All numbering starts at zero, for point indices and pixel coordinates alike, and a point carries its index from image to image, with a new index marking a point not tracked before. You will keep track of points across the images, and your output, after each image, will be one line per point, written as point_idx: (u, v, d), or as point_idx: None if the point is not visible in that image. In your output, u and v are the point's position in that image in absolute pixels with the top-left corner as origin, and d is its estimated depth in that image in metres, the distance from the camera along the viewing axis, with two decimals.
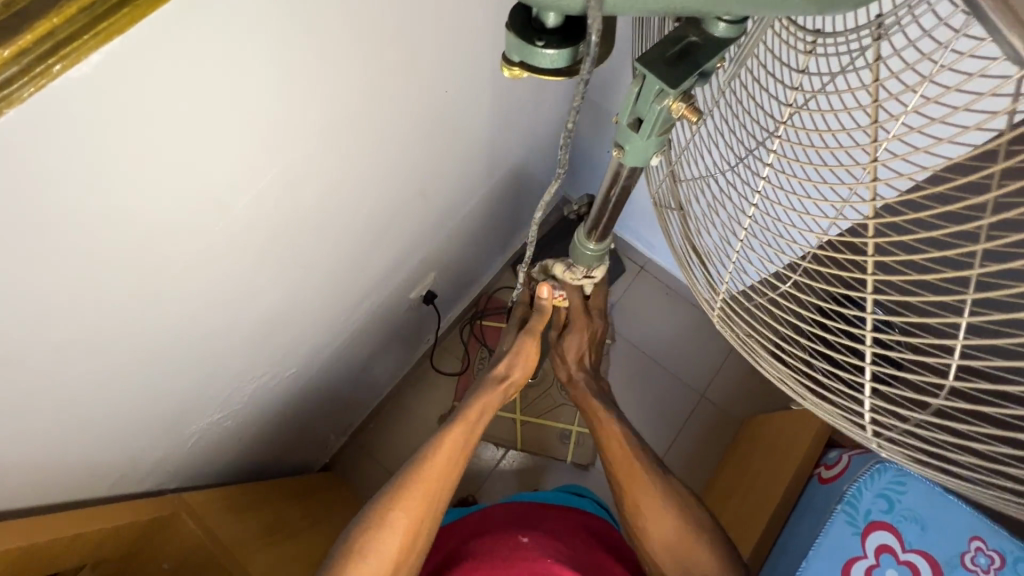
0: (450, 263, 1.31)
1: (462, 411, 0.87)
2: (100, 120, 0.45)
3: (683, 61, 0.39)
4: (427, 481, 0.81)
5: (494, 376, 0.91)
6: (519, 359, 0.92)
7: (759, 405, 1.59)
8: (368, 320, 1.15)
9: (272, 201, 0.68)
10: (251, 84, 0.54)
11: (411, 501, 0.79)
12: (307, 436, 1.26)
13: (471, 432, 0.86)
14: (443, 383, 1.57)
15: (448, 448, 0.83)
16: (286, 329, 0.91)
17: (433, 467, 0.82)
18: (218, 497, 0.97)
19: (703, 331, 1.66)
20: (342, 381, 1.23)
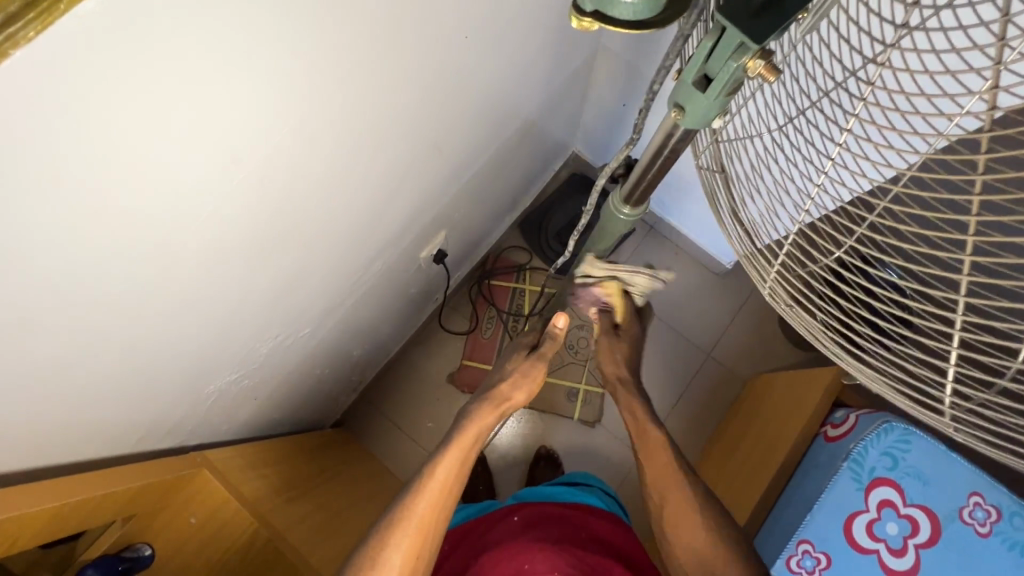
0: (461, 222, 1.29)
1: (455, 437, 0.90)
2: (116, 77, 0.42)
3: (768, 13, 0.37)
4: (425, 516, 0.84)
5: (491, 398, 0.95)
6: (525, 381, 0.98)
7: (764, 364, 1.62)
8: (379, 281, 1.13)
9: (285, 158, 0.65)
10: (267, 36, 0.51)
11: (408, 538, 0.82)
12: (320, 395, 1.27)
13: (466, 457, 0.89)
14: (451, 342, 1.58)
15: (442, 482, 0.86)
16: (298, 291, 0.89)
17: (427, 503, 0.85)
18: (243, 454, 0.99)
19: (710, 292, 1.67)
20: (353, 342, 1.23)
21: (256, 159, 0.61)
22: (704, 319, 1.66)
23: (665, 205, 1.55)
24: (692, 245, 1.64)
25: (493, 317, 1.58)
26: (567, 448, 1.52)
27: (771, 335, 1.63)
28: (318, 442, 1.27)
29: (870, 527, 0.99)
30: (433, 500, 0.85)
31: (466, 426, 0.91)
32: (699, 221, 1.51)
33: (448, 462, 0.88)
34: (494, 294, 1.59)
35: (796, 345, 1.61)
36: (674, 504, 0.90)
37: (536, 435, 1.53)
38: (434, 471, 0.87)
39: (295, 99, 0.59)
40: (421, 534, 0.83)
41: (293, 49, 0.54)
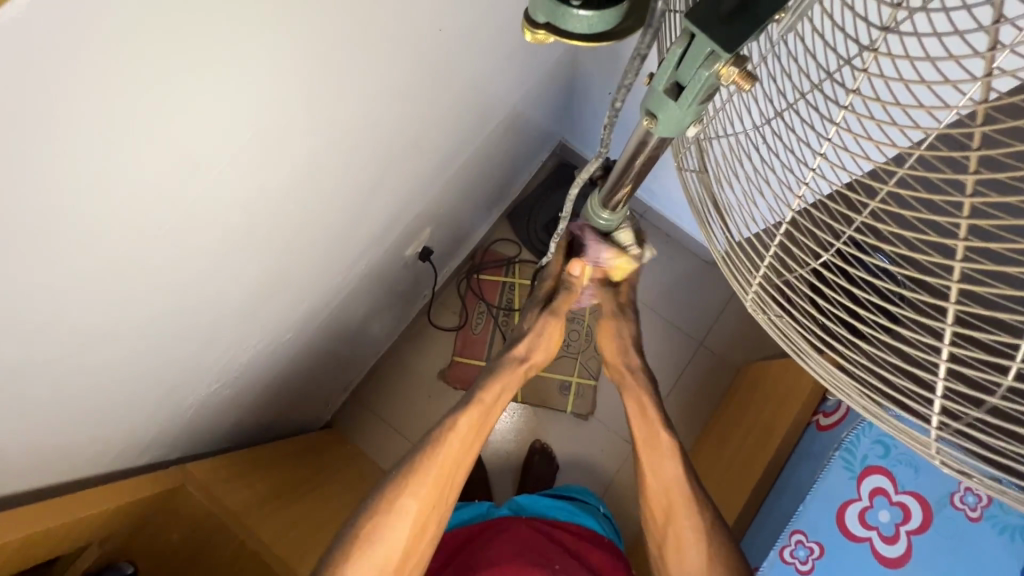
0: (446, 219, 1.26)
1: (477, 394, 0.92)
2: (50, 112, 0.39)
3: (740, 18, 0.34)
4: (445, 470, 0.91)
5: (513, 357, 0.94)
6: (543, 337, 0.94)
7: (756, 351, 1.61)
8: (364, 283, 1.11)
9: (250, 172, 0.62)
10: (214, 56, 0.47)
11: (428, 489, 0.90)
12: (307, 398, 1.26)
13: (487, 414, 0.93)
14: (442, 338, 1.56)
15: (463, 437, 0.91)
16: (278, 299, 0.87)
17: (449, 455, 0.91)
18: (230, 461, 0.99)
19: (702, 280, 1.65)
20: (340, 345, 1.22)
21: (219, 177, 0.59)
22: (697, 308, 1.65)
23: (654, 194, 1.53)
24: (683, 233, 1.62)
25: (483, 312, 1.56)
26: (561, 441, 1.52)
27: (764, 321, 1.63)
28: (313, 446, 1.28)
29: (861, 515, 0.99)
30: (458, 449, 0.91)
31: (489, 381, 0.93)
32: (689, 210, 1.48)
33: (471, 418, 0.92)
34: (483, 288, 1.57)
35: None
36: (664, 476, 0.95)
37: (530, 429, 1.53)
38: (456, 425, 0.91)
39: (255, 115, 0.56)
40: (435, 487, 0.91)
41: (247, 64, 0.51)
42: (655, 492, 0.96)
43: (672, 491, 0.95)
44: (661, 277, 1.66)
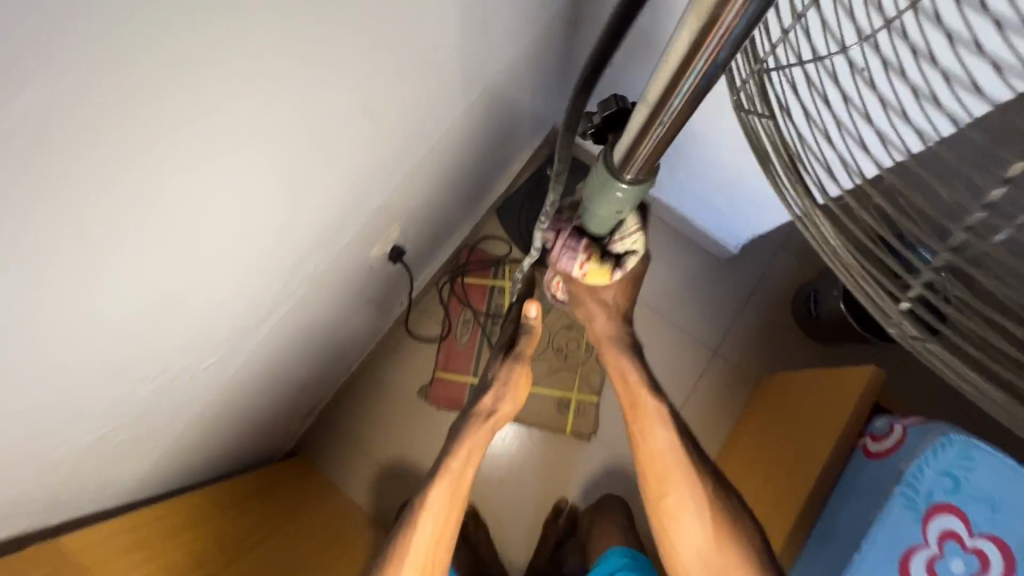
0: (423, 215, 1.08)
1: (444, 465, 0.94)
2: None
3: None
4: (432, 546, 0.89)
5: (477, 413, 1.02)
6: (507, 388, 1.04)
7: (775, 360, 1.44)
8: (323, 296, 0.93)
9: (136, 184, 0.44)
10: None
11: (413, 557, 0.87)
12: (259, 427, 1.08)
13: (460, 479, 0.94)
14: (422, 351, 1.37)
15: (436, 523, 0.89)
16: (205, 331, 0.69)
17: (430, 520, 0.89)
18: (155, 525, 0.83)
19: (715, 280, 1.48)
20: (298, 365, 1.04)
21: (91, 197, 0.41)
22: (709, 311, 1.47)
23: (661, 184, 1.36)
24: (692, 227, 1.44)
25: (469, 320, 1.38)
26: (559, 467, 1.34)
27: (784, 326, 1.45)
28: (310, 500, 1.16)
29: (930, 567, 0.81)
30: (435, 530, 0.89)
31: (454, 453, 0.96)
32: (700, 203, 1.32)
33: (442, 493, 0.92)
34: (469, 293, 1.38)
35: (812, 336, 1.43)
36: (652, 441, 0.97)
37: (524, 454, 1.34)
38: (428, 500, 0.91)
39: (120, 95, 0.37)
40: (431, 560, 0.88)
41: (77, 2, 0.31)
42: (651, 474, 0.97)
43: (663, 470, 0.96)
44: (668, 277, 1.48)
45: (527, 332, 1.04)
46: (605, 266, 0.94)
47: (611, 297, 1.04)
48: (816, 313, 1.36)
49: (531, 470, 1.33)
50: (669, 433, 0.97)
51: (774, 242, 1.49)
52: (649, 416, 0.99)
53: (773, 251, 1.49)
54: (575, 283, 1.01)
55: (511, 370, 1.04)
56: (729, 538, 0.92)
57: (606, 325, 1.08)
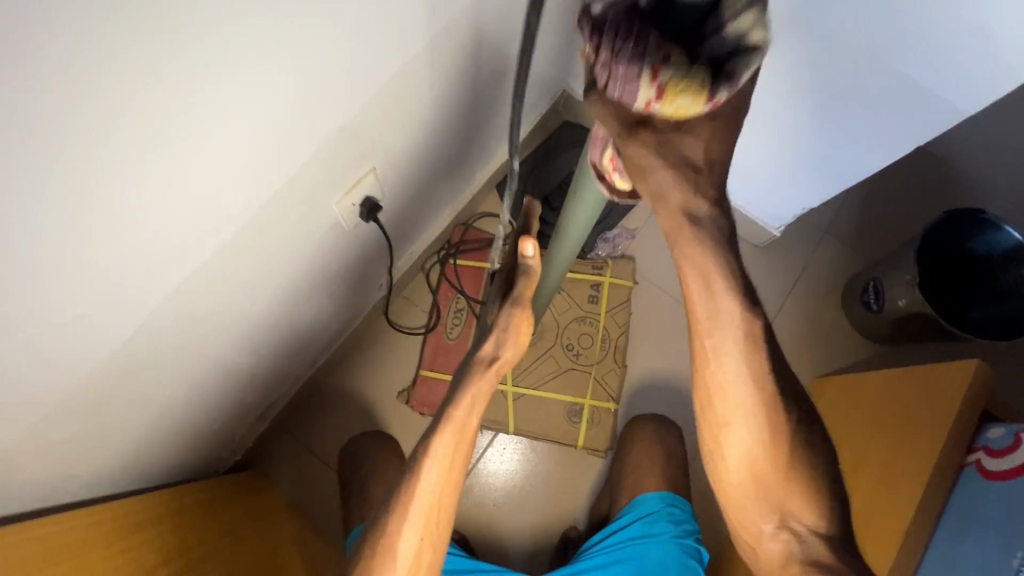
0: (409, 167, 0.87)
1: (447, 414, 0.83)
2: None
3: None
4: (436, 494, 0.84)
5: (483, 356, 0.84)
6: (511, 331, 0.84)
7: (825, 364, 1.21)
8: (273, 259, 0.72)
9: None
10: None
11: (415, 507, 0.83)
12: (190, 431, 0.85)
13: (463, 429, 0.84)
14: (405, 347, 1.15)
15: (440, 473, 0.83)
16: (129, 253, 0.50)
17: (433, 470, 0.83)
18: (20, 560, 0.59)
19: (751, 270, 1.26)
20: (241, 352, 0.82)
21: None
22: None
23: None
24: (727, 207, 1.23)
25: (462, 309, 1.15)
26: (566, 486, 1.12)
27: (831, 326, 1.24)
28: (253, 525, 0.93)
29: None
30: (440, 479, 0.83)
31: (459, 398, 0.83)
32: (740, 166, 1.09)
33: (446, 442, 0.82)
34: (464, 278, 1.16)
35: (866, 336, 1.21)
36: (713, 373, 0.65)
37: (524, 472, 1.12)
38: (431, 445, 0.82)
39: None
40: (433, 508, 0.83)
41: None
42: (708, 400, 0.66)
43: (722, 399, 0.65)
44: None
45: (526, 272, 0.84)
46: (700, 86, 0.47)
47: (701, 151, 0.53)
48: (877, 308, 1.12)
49: (533, 490, 1.11)
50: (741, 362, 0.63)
51: (818, 228, 1.29)
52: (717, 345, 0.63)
53: (817, 238, 1.28)
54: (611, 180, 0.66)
55: (511, 316, 0.83)
56: (797, 486, 0.67)
57: (694, 204, 0.55)
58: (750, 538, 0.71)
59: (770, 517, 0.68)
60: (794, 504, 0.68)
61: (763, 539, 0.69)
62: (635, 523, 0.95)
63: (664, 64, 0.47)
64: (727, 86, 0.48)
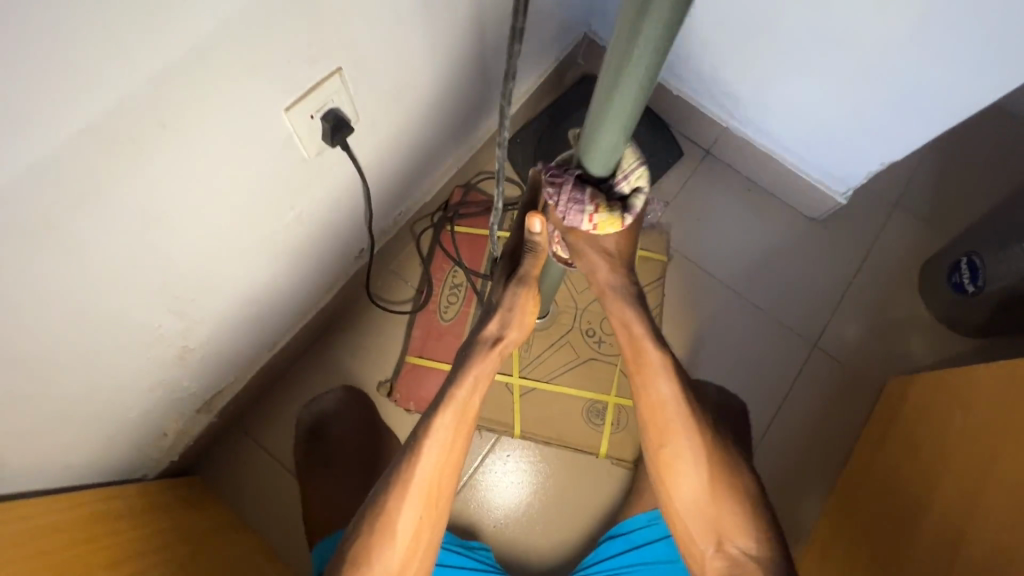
0: (394, 84, 0.68)
1: (448, 393, 0.66)
2: None
3: None
4: (433, 487, 0.65)
5: (485, 337, 0.68)
6: (517, 314, 0.68)
7: (904, 360, 0.99)
8: (190, 175, 0.51)
9: None
10: None
11: (411, 497, 0.64)
12: (97, 423, 0.63)
13: (465, 412, 0.67)
14: (389, 329, 0.95)
15: (439, 456, 0.65)
16: None
17: (434, 453, 0.65)
18: None
19: (809, 247, 1.05)
20: (162, 315, 0.60)
21: None
22: (801, 289, 1.03)
23: (734, 91, 0.96)
24: (779, 170, 1.03)
25: (460, 285, 0.95)
26: (586, 501, 0.89)
27: (907, 314, 1.01)
28: (182, 544, 0.69)
29: None
30: (438, 468, 0.65)
31: (461, 376, 0.67)
32: (795, 109, 0.91)
33: (448, 421, 0.66)
34: (462, 247, 0.97)
35: (952, 328, 0.99)
36: (651, 397, 0.68)
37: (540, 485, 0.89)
38: (430, 427, 0.65)
39: None
40: (431, 500, 0.65)
41: None
42: (649, 430, 0.68)
43: (663, 421, 0.67)
44: (742, 240, 1.05)
45: (533, 249, 0.65)
46: (619, 214, 0.61)
47: (612, 243, 0.67)
48: (974, 290, 0.91)
49: (548, 509, 0.89)
50: (674, 388, 0.67)
51: (887, 199, 1.07)
52: (651, 365, 0.67)
53: (887, 211, 1.07)
54: (568, 232, 0.64)
55: (517, 295, 0.67)
56: None
57: (611, 278, 0.69)
58: (691, 560, 0.69)
59: (707, 539, 0.68)
60: (727, 523, 0.67)
61: (705, 563, 0.68)
62: (663, 542, 0.79)
63: (593, 205, 0.59)
64: (630, 213, 0.62)
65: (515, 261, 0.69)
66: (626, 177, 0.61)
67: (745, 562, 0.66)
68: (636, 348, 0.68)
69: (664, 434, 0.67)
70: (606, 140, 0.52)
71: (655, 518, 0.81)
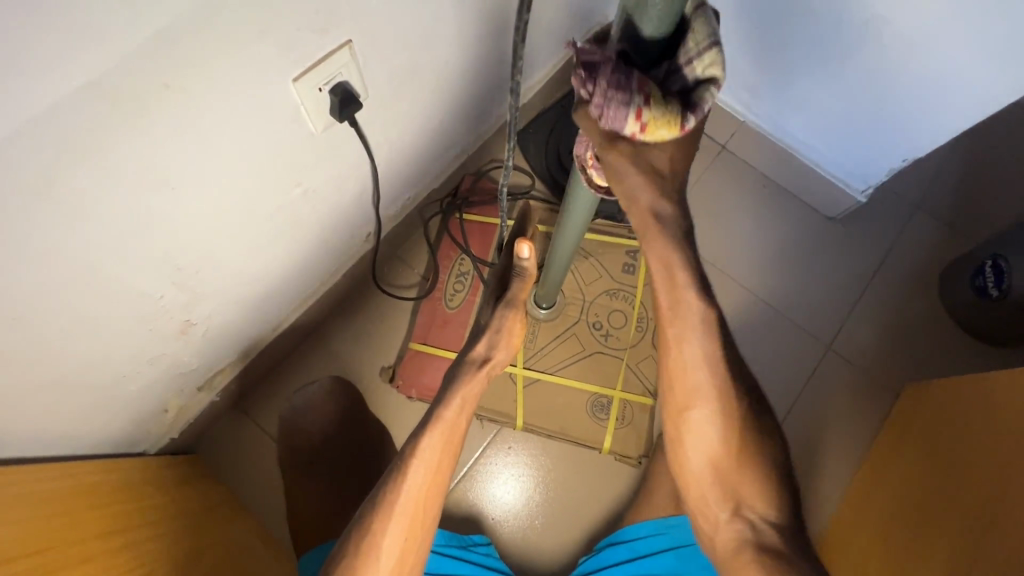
0: (407, 61, 0.66)
1: (436, 413, 0.66)
2: None
3: None
4: (418, 505, 0.64)
5: (473, 358, 0.69)
6: (504, 336, 0.69)
7: (921, 365, 0.96)
8: (193, 145, 0.51)
9: None
10: None
11: (396, 521, 0.62)
12: (96, 394, 0.63)
13: (454, 431, 0.67)
14: (394, 315, 0.94)
15: (427, 473, 0.64)
16: None
17: (420, 474, 0.64)
18: None
19: (826, 246, 1.02)
20: (164, 287, 0.60)
21: None
22: (816, 289, 1.00)
23: (753, 85, 0.94)
24: (797, 167, 1.00)
25: (467, 273, 0.93)
26: (587, 498, 0.88)
27: (925, 318, 0.98)
28: (180, 520, 0.69)
29: None
30: (426, 483, 0.64)
31: (448, 397, 0.67)
32: (819, 103, 0.88)
33: (434, 443, 0.65)
34: (470, 234, 0.95)
35: (973, 334, 0.95)
36: (682, 360, 0.60)
37: (538, 480, 0.88)
38: (416, 450, 0.65)
39: None
40: (416, 519, 0.63)
41: None
42: (676, 392, 0.62)
43: (688, 382, 0.60)
44: (757, 238, 1.03)
45: (521, 274, 0.67)
46: (678, 114, 0.44)
47: (666, 160, 0.49)
48: (999, 293, 0.87)
49: (548, 503, 0.87)
50: (706, 345, 0.59)
51: (908, 200, 1.04)
52: (688, 320, 0.58)
53: (908, 212, 1.03)
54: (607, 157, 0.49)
55: (504, 316, 0.68)
56: None
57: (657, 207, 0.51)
58: (704, 522, 0.65)
59: (723, 505, 0.63)
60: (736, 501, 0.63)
61: (718, 527, 0.63)
62: (668, 555, 0.77)
63: (643, 97, 0.43)
64: (694, 115, 0.45)
65: (504, 285, 0.70)
66: (689, 62, 0.45)
67: (762, 531, 0.61)
68: (674, 298, 0.57)
69: (690, 398, 0.61)
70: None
71: (663, 527, 0.79)
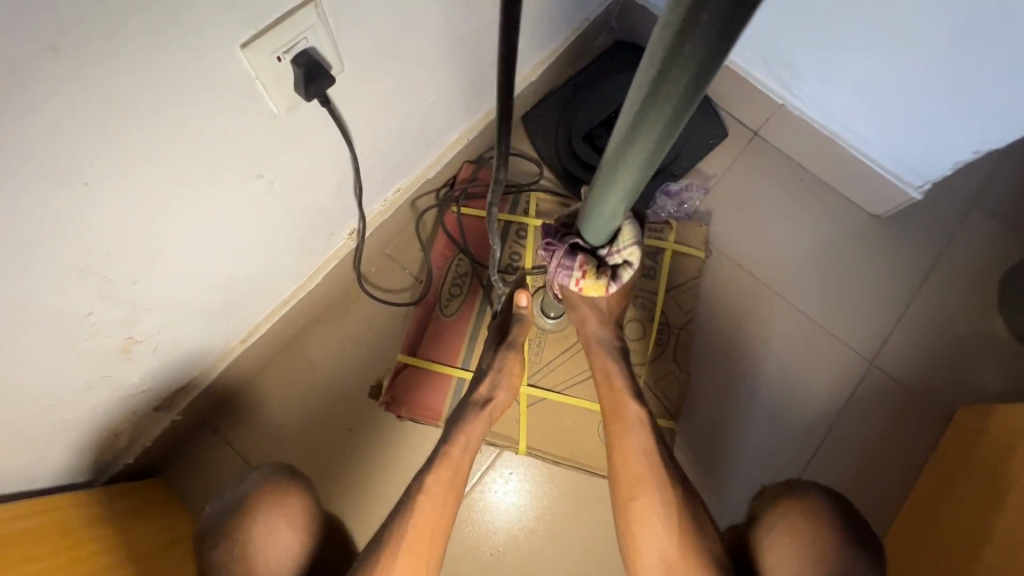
0: (389, 28, 0.54)
1: (442, 449, 0.61)
2: None
3: None
4: (420, 548, 0.55)
5: (476, 398, 0.65)
6: (505, 375, 0.67)
7: (974, 385, 0.85)
8: (110, 130, 0.40)
9: None
10: None
11: (402, 561, 0.53)
12: (18, 426, 0.53)
13: (460, 469, 0.61)
14: (381, 323, 0.83)
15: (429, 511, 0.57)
16: None
17: (428, 509, 0.57)
18: None
19: (870, 249, 0.91)
20: (91, 302, 0.49)
21: None
22: (857, 297, 0.89)
23: (797, 61, 0.80)
24: (840, 157, 0.88)
25: (466, 277, 0.83)
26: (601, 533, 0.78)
27: (979, 331, 0.87)
28: (136, 561, 0.60)
29: None
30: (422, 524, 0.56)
31: (454, 433, 0.63)
32: (875, 87, 0.76)
33: (441, 477, 0.59)
34: (469, 234, 0.84)
35: None
36: (625, 449, 0.65)
37: (543, 512, 0.79)
38: (423, 486, 0.58)
39: None
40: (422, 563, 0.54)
41: None
42: (621, 476, 0.65)
43: (636, 471, 0.64)
44: (792, 239, 0.91)
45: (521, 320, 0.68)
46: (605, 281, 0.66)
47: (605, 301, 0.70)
48: None
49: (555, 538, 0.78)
50: (649, 439, 0.65)
51: (962, 197, 0.92)
52: (626, 416, 0.67)
53: (962, 210, 0.92)
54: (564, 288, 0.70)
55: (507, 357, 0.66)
56: None
57: (598, 331, 0.72)
58: None
59: None
60: None
61: None
62: None
63: (581, 270, 0.65)
64: (616, 280, 0.67)
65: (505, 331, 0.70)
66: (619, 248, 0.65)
67: None
68: (612, 400, 0.69)
69: (637, 482, 0.63)
70: (634, 161, 0.46)
71: None
